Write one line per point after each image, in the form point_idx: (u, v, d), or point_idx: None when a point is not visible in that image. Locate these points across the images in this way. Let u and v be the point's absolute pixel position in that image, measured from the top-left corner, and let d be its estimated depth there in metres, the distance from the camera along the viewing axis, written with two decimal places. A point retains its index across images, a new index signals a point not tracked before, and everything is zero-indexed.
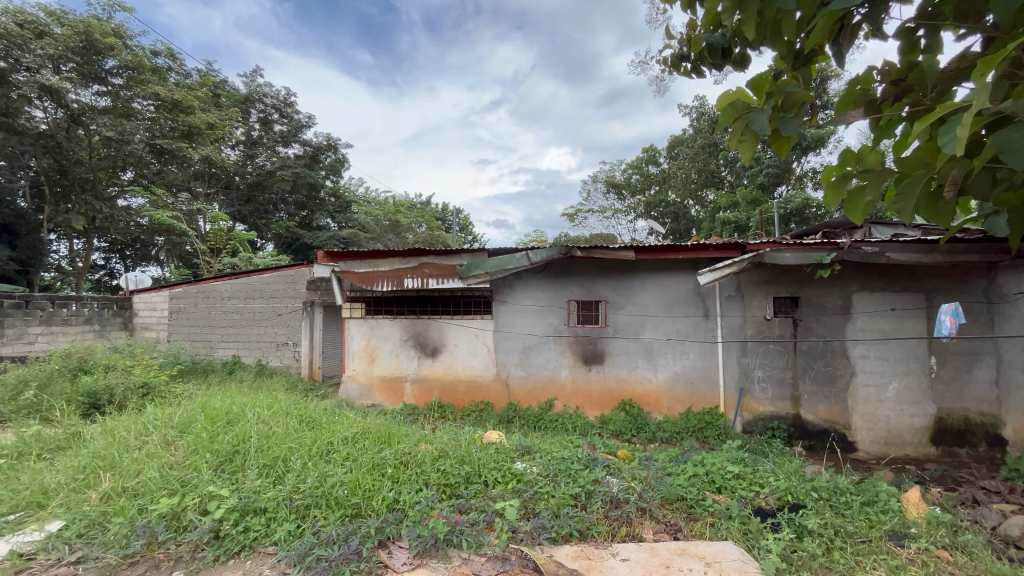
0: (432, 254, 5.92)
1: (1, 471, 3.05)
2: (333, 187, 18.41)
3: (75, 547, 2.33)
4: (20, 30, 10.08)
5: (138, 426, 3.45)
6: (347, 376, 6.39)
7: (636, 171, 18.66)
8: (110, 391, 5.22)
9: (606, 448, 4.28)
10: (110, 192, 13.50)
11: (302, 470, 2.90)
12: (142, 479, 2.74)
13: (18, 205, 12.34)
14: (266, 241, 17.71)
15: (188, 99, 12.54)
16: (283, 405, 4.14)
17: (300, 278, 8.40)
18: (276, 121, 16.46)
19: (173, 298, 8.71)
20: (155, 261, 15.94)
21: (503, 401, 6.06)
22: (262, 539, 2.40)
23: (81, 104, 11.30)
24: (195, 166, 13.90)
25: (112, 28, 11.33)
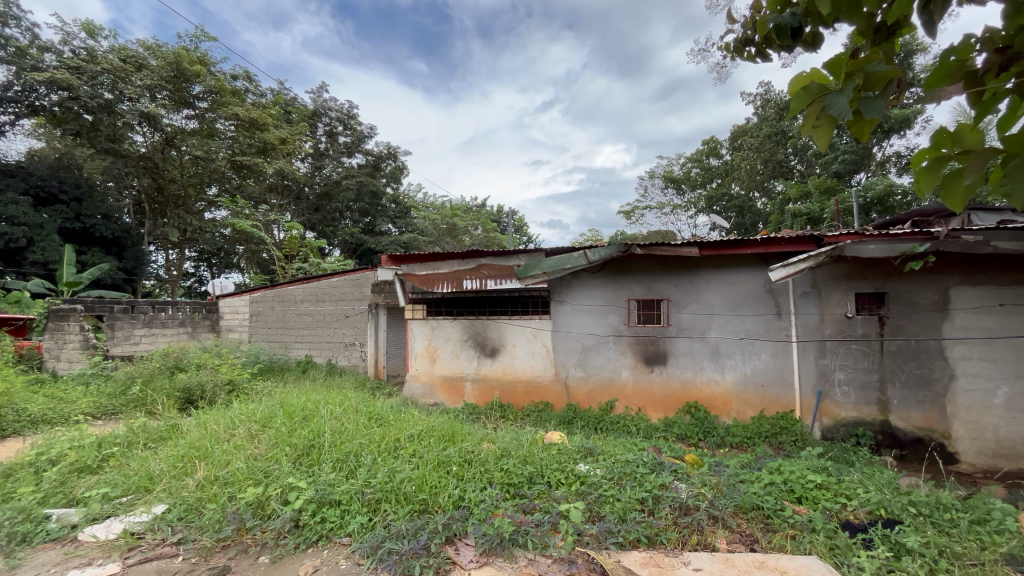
0: (490, 255, 6.01)
1: (115, 458, 3.41)
2: (393, 193, 19.21)
3: (176, 529, 2.56)
4: (123, 65, 11.38)
5: (226, 420, 3.74)
6: (410, 376, 6.61)
7: (696, 165, 17.95)
8: (202, 387, 5.71)
9: (672, 453, 4.12)
10: (199, 206, 14.83)
11: (372, 465, 3.02)
12: (230, 469, 2.96)
13: (124, 221, 13.86)
14: (334, 247, 18.74)
15: (263, 117, 13.52)
16: (353, 402, 4.36)
17: (365, 281, 8.80)
18: (340, 133, 17.36)
19: (253, 302, 9.46)
20: (237, 268, 17.32)
21: (563, 402, 6.01)
22: (338, 529, 2.52)
23: (173, 127, 12.49)
24: (270, 179, 14.96)
25: (198, 57, 12.41)
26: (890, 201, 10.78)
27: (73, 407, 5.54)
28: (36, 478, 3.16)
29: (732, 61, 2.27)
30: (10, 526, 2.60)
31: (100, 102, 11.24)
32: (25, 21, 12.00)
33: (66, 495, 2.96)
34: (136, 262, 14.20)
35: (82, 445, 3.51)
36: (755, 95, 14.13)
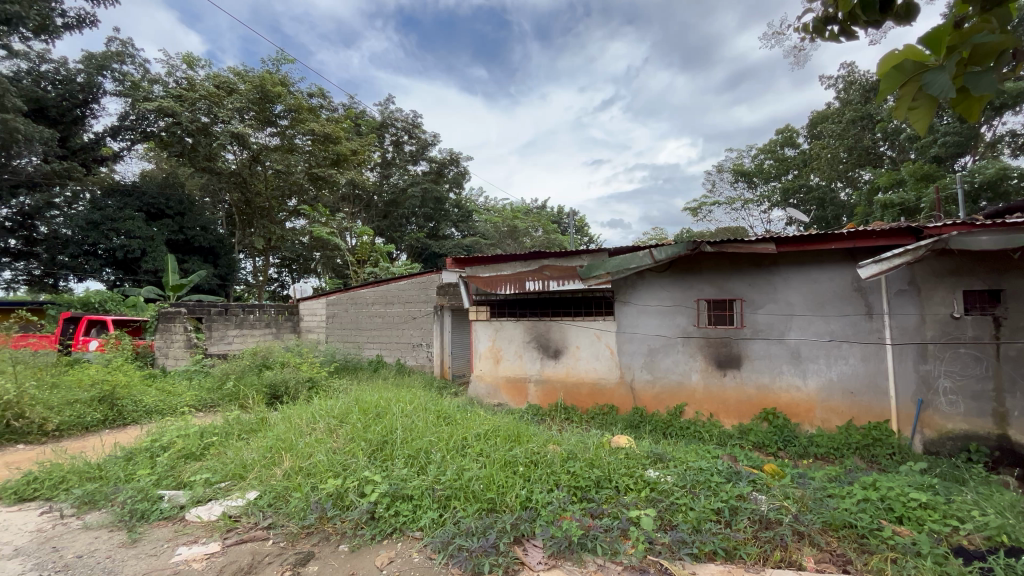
0: (552, 256, 5.97)
1: (214, 447, 3.75)
2: (456, 198, 19.78)
3: (267, 514, 2.78)
4: (217, 91, 12.61)
5: (308, 415, 4.00)
6: (475, 376, 6.73)
7: (769, 156, 16.90)
8: (286, 383, 6.17)
9: (750, 462, 3.87)
10: (281, 216, 16.02)
11: (442, 462, 3.10)
12: (313, 460, 3.16)
13: (218, 232, 15.28)
14: (401, 251, 19.61)
15: (336, 131, 14.37)
16: (422, 401, 4.51)
17: (430, 284, 9.07)
18: (406, 142, 18.08)
19: (329, 305, 10.14)
20: (314, 273, 18.54)
21: (629, 405, 5.85)
22: (410, 523, 2.61)
23: (259, 145, 13.60)
24: (343, 188, 15.87)
25: (280, 79, 13.45)
26: (1004, 186, 9.54)
27: (180, 400, 6.20)
28: (151, 462, 3.55)
29: (812, 43, 2.10)
30: (132, 504, 2.95)
31: (198, 126, 12.49)
32: (139, 58, 13.64)
33: (175, 478, 3.30)
34: (229, 268, 15.65)
35: (188, 434, 3.90)
36: (836, 77, 13.06)
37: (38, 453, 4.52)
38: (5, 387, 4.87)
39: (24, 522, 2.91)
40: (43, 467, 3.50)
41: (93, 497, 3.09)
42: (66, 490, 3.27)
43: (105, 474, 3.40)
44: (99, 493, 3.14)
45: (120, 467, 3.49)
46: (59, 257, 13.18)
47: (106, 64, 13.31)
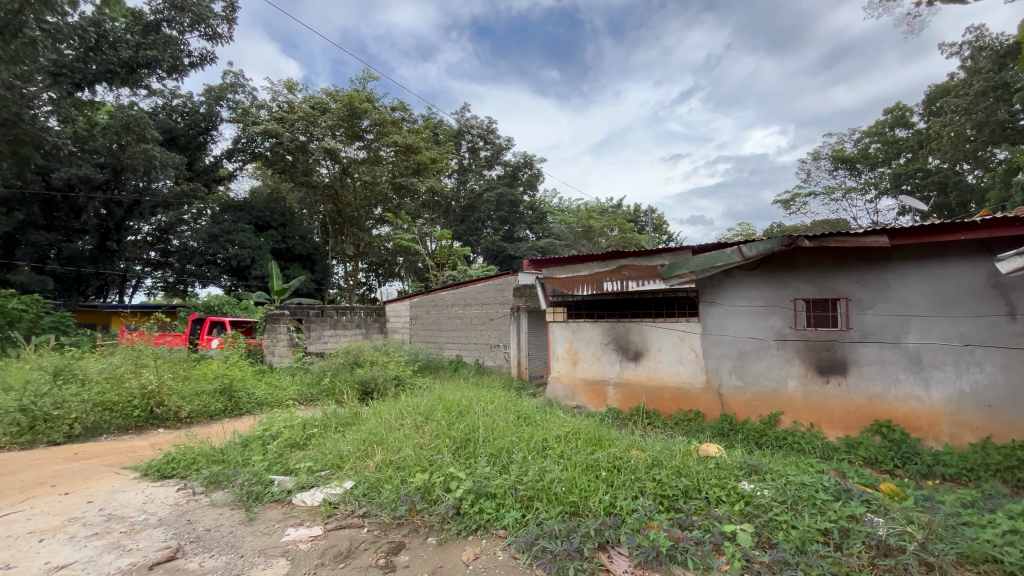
0: (631, 255, 5.78)
1: (315, 437, 4.08)
2: (530, 201, 20.13)
3: (361, 503, 2.96)
4: (313, 111, 13.85)
5: (396, 411, 4.22)
6: (552, 377, 6.69)
7: (875, 139, 15.19)
8: (376, 380, 6.57)
9: (862, 479, 3.47)
10: (368, 224, 16.91)
11: (523, 463, 3.12)
12: (403, 454, 3.32)
13: (314, 241, 16.66)
14: (478, 254, 20.35)
15: (417, 141, 15.08)
16: (502, 401, 4.57)
17: (507, 285, 9.17)
18: (481, 148, 18.64)
19: (412, 306, 10.67)
20: (398, 277, 19.58)
21: (716, 411, 5.51)
22: (494, 521, 2.66)
23: (348, 158, 14.64)
24: (422, 196, 16.63)
25: (366, 96, 14.41)
26: None
27: (285, 394, 6.85)
28: (264, 449, 3.95)
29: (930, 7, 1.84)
30: (249, 486, 3.30)
31: (297, 144, 13.75)
32: (248, 87, 15.29)
33: (282, 464, 3.63)
34: (324, 274, 17.02)
35: (292, 425, 4.27)
36: (961, 44, 11.41)
37: (174, 436, 5.20)
38: (149, 378, 5.67)
39: (165, 496, 3.35)
40: (178, 449, 4.02)
41: (217, 478, 3.50)
42: (196, 471, 3.72)
43: (227, 458, 3.83)
44: (223, 474, 3.54)
45: (239, 452, 3.91)
46: (187, 266, 15.10)
47: (223, 94, 15.04)
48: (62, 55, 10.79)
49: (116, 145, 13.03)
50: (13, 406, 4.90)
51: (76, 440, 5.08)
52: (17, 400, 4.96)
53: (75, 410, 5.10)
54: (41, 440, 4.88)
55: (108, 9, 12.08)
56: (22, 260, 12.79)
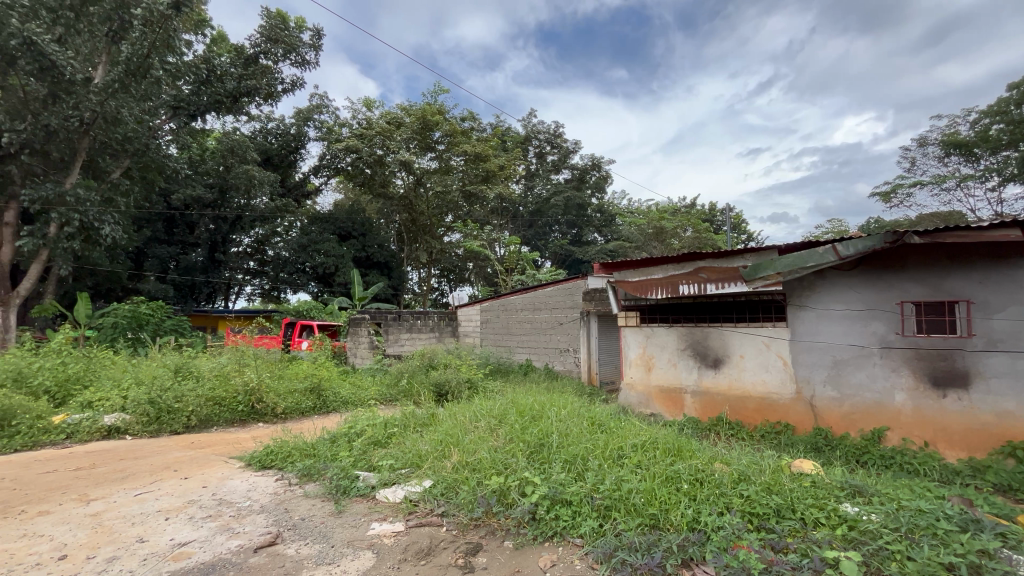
0: (710, 257, 5.62)
1: (396, 436, 4.27)
2: (598, 204, 19.86)
3: (440, 503, 3.05)
4: (389, 125, 14.66)
5: (471, 413, 4.30)
6: (625, 383, 6.49)
7: (997, 118, 13.30)
8: (449, 383, 6.78)
9: (994, 509, 3.01)
10: (440, 232, 17.53)
11: (600, 471, 3.05)
12: (478, 456, 3.37)
13: (390, 249, 17.56)
14: (546, 258, 20.35)
15: (485, 149, 15.38)
16: (575, 407, 4.51)
17: (577, 290, 9.07)
18: (548, 153, 18.76)
19: (483, 311, 10.89)
20: (469, 282, 20.11)
21: (808, 424, 5.06)
22: (571, 529, 2.62)
23: (422, 169, 15.28)
24: (491, 202, 16.99)
25: (437, 109, 15.04)
26: None
27: (368, 394, 7.25)
28: (349, 445, 4.20)
29: None
30: (337, 480, 3.53)
31: (374, 158, 14.61)
32: (332, 108, 16.50)
33: (366, 461, 3.84)
34: (400, 280, 17.86)
35: (375, 424, 4.51)
36: None
37: (272, 430, 5.69)
38: (251, 377, 6.25)
39: (266, 485, 3.66)
40: (276, 442, 4.38)
41: (310, 471, 3.77)
42: (292, 463, 4.03)
43: (317, 452, 4.12)
44: (314, 467, 3.82)
45: (328, 447, 4.20)
46: (280, 274, 16.52)
47: (310, 115, 16.35)
48: (180, 91, 12.07)
49: (223, 167, 14.59)
50: (143, 399, 5.61)
51: (192, 430, 5.71)
52: (146, 393, 5.68)
53: (192, 404, 5.72)
54: (165, 429, 5.55)
55: (216, 47, 13.57)
56: (149, 271, 14.65)
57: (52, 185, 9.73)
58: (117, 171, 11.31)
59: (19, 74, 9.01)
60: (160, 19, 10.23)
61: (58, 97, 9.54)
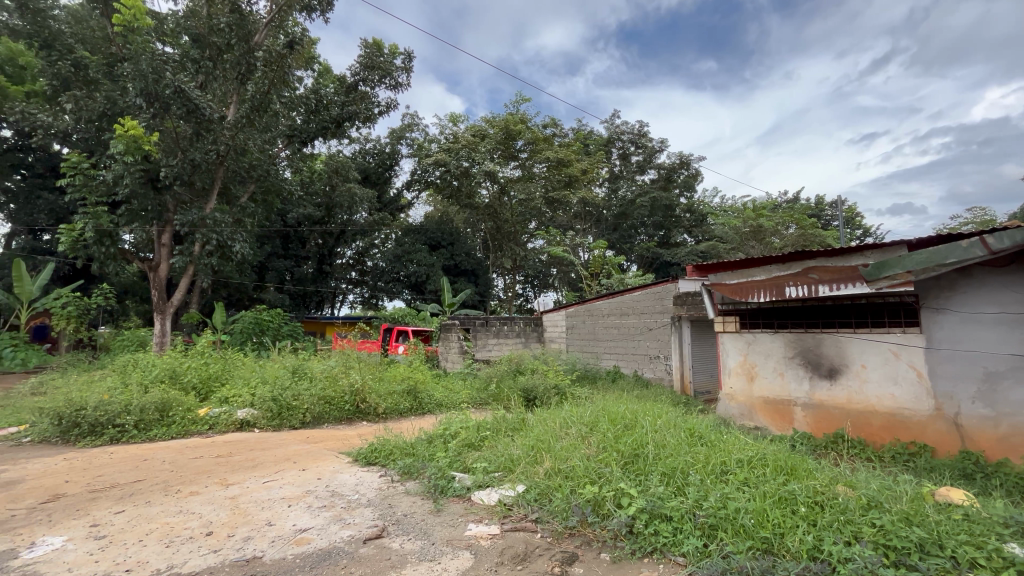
0: (821, 255, 5.06)
1: (489, 440, 4.36)
2: (687, 203, 18.99)
3: (534, 508, 3.06)
4: (474, 138, 15.31)
5: (561, 420, 4.26)
6: (724, 393, 6.05)
7: None
8: (537, 389, 6.81)
9: None
10: (524, 238, 17.78)
11: (704, 486, 2.85)
12: (571, 464, 3.32)
13: (476, 257, 18.24)
14: (632, 262, 19.87)
15: (568, 154, 15.55)
16: (671, 417, 4.29)
17: (667, 294, 8.66)
18: (632, 154, 18.26)
19: (568, 316, 10.82)
20: (553, 287, 20.14)
21: (953, 447, 4.35)
22: (672, 546, 2.49)
23: (506, 178, 15.70)
24: (574, 207, 17.00)
25: (519, 118, 15.53)
26: None
27: (459, 397, 7.52)
28: (445, 446, 4.37)
29: None
30: (435, 480, 3.68)
31: (461, 170, 15.09)
32: (422, 125, 17.51)
33: (461, 462, 3.97)
34: (486, 286, 18.58)
35: (468, 426, 4.66)
36: None
37: (375, 429, 6.10)
38: (355, 378, 6.75)
39: (372, 480, 3.92)
40: (378, 441, 4.68)
41: (410, 469, 3.98)
42: (394, 461, 4.28)
43: (416, 452, 4.34)
44: (414, 466, 4.02)
45: (425, 447, 4.41)
46: (379, 283, 17.84)
47: (403, 134, 17.48)
48: (295, 121, 13.53)
49: (329, 188, 16.15)
50: (268, 396, 6.31)
51: (308, 426, 6.31)
52: (270, 391, 6.37)
53: (307, 401, 6.32)
54: (286, 424, 6.19)
55: (322, 79, 14.99)
56: (269, 282, 16.47)
57: (197, 211, 11.35)
58: (244, 196, 12.89)
59: (172, 117, 10.65)
60: (277, 58, 11.88)
61: (200, 135, 11.12)
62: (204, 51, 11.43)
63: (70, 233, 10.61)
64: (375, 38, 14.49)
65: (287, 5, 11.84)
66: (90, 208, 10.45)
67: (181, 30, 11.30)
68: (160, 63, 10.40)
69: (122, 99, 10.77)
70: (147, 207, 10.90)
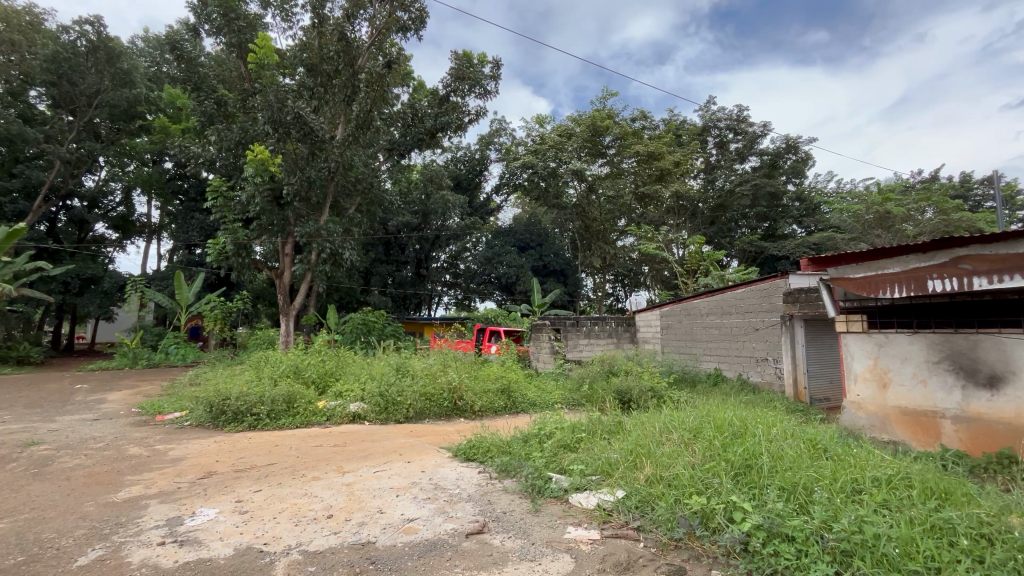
0: (974, 242, 4.24)
1: (584, 442, 4.29)
2: (797, 190, 17.41)
3: (635, 516, 2.94)
4: (560, 138, 15.30)
5: (661, 425, 4.07)
6: (849, 400, 5.33)
7: None
8: (633, 391, 6.58)
9: None
10: (614, 237, 17.29)
11: (833, 506, 2.55)
12: (674, 472, 3.15)
13: (565, 257, 18.72)
14: (733, 257, 18.58)
15: (659, 147, 14.92)
16: (788, 426, 3.89)
17: (775, 291, 7.90)
18: (731, 141, 16.95)
19: (663, 316, 10.32)
20: (645, 286, 19.45)
21: None
22: (796, 570, 2.24)
23: (594, 175, 15.49)
24: (667, 201, 16.32)
25: (606, 114, 15.27)
26: None
27: (552, 398, 7.53)
28: (541, 446, 4.38)
29: None
30: (532, 479, 3.70)
31: (549, 171, 15.02)
32: (510, 129, 17.86)
33: (558, 463, 3.95)
34: (575, 286, 18.64)
35: (563, 427, 4.63)
36: None
37: (472, 426, 6.32)
38: (452, 377, 7.05)
39: (471, 476, 4.04)
40: (476, 438, 4.82)
41: (508, 467, 4.04)
42: (491, 458, 4.37)
43: (512, 450, 4.40)
44: (511, 464, 4.08)
45: (521, 446, 4.45)
46: (472, 285, 18.68)
47: (491, 140, 17.98)
48: (393, 136, 14.47)
49: (425, 196, 17.12)
50: (375, 391, 6.81)
51: (411, 420, 6.69)
52: (377, 387, 6.87)
53: (409, 398, 6.72)
54: (391, 418, 6.61)
55: (416, 94, 15.86)
56: (374, 286, 17.81)
57: (313, 223, 12.60)
58: (352, 208, 14.02)
59: (293, 140, 11.97)
60: (377, 78, 12.88)
61: (315, 154, 12.32)
62: (317, 79, 12.66)
63: (215, 247, 12.34)
64: (464, 50, 14.97)
65: (385, 28, 12.72)
66: (230, 225, 12.09)
67: (297, 62, 12.64)
68: (283, 93, 11.78)
69: (253, 128, 12.33)
70: (273, 221, 12.31)
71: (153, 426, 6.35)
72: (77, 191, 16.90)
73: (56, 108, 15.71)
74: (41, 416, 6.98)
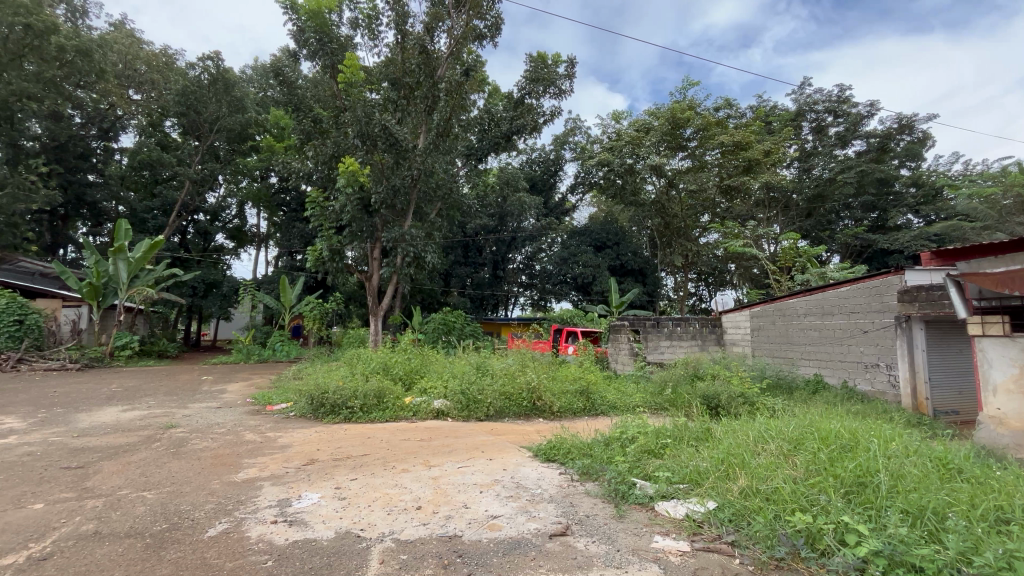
0: None
1: (668, 448, 4.12)
2: (912, 174, 15.41)
3: (729, 530, 2.76)
4: (638, 133, 14.80)
5: (755, 433, 3.78)
6: (987, 415, 4.62)
7: None
8: (721, 397, 6.18)
9: None
10: (696, 233, 16.46)
11: (972, 536, 2.21)
12: (774, 485, 2.91)
13: (644, 255, 17.98)
14: (834, 252, 16.86)
15: (746, 136, 13.97)
16: (909, 441, 3.45)
17: (888, 289, 7.05)
18: (830, 124, 15.45)
19: (753, 317, 9.62)
20: (731, 285, 18.27)
21: None
22: None
23: (675, 170, 14.83)
24: (756, 194, 15.22)
25: (687, 105, 14.53)
26: None
27: (632, 401, 7.30)
28: (623, 450, 4.27)
29: None
30: (615, 484, 3.62)
31: (625, 167, 14.69)
32: (585, 128, 17.67)
33: (642, 469, 3.81)
34: (654, 285, 18.02)
35: (646, 431, 4.46)
36: None
37: (550, 427, 6.30)
38: (530, 377, 7.10)
39: (551, 477, 4.04)
40: (557, 438, 4.81)
41: (590, 470, 3.98)
42: (570, 460, 4.33)
43: (593, 453, 4.33)
44: (593, 467, 4.02)
45: (602, 450, 4.36)
46: (548, 285, 18.66)
47: (566, 139, 17.90)
48: (471, 142, 14.92)
49: (501, 199, 17.45)
50: (457, 390, 7.04)
51: (491, 418, 6.83)
52: (458, 386, 7.10)
53: (489, 397, 6.87)
54: (472, 416, 6.78)
55: (491, 99, 16.20)
56: (453, 287, 18.44)
57: (398, 228, 13.32)
58: (433, 213, 14.63)
59: (379, 151, 12.78)
60: (456, 86, 13.30)
61: (399, 163, 13.01)
62: (400, 91, 13.34)
63: (313, 254, 13.41)
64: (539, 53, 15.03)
65: (463, 38, 13.12)
66: (325, 232, 13.15)
67: (383, 77, 13.38)
68: (370, 108, 12.64)
69: (344, 142, 13.35)
70: (362, 228, 13.16)
71: (264, 415, 7.06)
72: (202, 207, 19.33)
73: (186, 135, 18.08)
74: (177, 403, 8.06)
